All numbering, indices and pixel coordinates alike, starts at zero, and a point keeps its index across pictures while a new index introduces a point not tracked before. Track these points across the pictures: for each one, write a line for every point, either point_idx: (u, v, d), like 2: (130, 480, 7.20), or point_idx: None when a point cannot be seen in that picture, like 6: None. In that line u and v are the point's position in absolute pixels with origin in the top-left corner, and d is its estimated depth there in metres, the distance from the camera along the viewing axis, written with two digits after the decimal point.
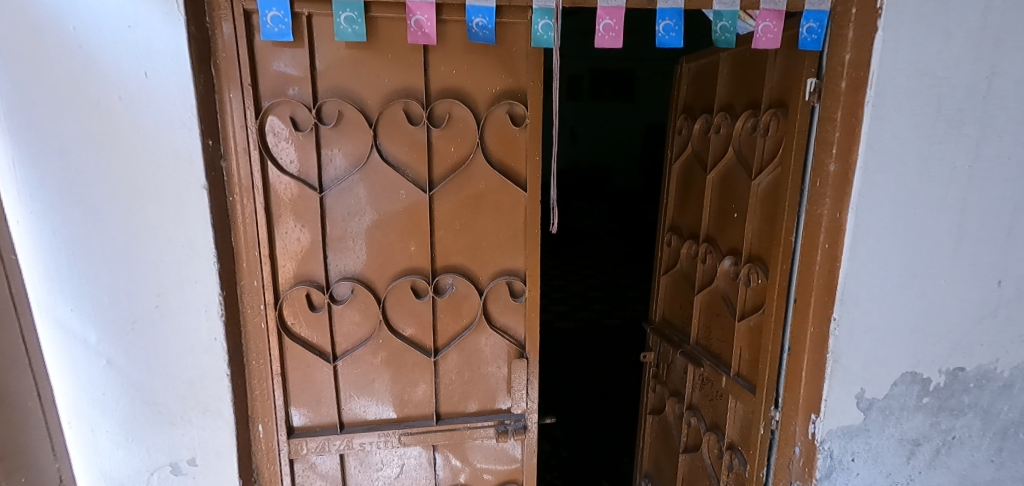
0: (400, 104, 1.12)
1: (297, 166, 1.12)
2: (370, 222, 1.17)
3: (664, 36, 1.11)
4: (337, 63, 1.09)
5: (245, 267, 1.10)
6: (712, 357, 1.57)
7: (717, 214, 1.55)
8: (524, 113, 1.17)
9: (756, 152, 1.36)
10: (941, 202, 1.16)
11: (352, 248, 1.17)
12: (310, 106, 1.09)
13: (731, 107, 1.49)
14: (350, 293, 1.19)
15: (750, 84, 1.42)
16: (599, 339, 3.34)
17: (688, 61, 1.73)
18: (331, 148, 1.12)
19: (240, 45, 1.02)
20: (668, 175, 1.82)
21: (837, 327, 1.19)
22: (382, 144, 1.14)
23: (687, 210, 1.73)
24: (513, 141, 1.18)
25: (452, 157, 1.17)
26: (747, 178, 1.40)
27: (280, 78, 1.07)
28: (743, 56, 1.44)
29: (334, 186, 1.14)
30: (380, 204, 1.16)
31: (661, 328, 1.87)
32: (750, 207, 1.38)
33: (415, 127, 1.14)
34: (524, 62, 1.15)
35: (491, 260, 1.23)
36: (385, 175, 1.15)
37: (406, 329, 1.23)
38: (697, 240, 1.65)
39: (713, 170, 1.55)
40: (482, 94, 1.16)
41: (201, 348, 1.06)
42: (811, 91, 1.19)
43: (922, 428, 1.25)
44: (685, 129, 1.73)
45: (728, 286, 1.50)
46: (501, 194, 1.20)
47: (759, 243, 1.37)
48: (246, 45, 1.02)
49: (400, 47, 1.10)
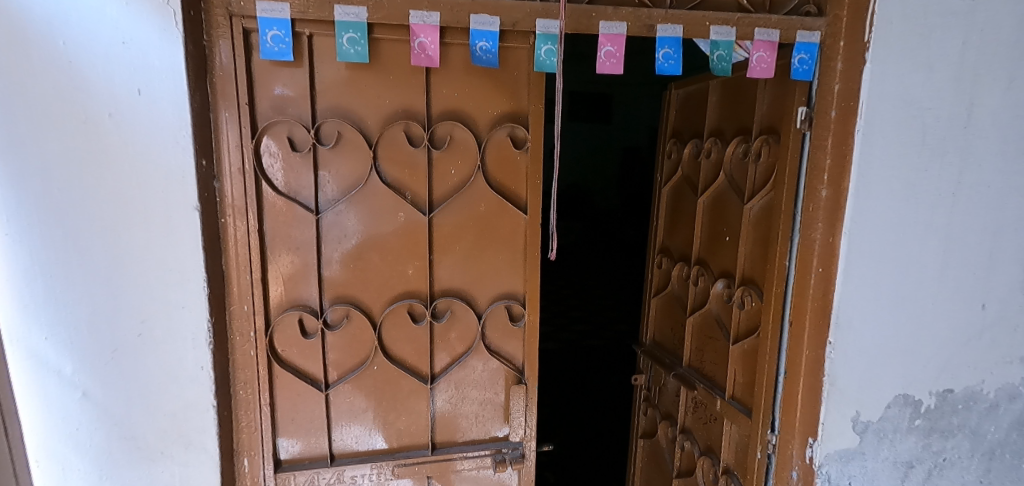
0: (400, 126, 1.11)
1: (292, 186, 1.08)
2: (367, 245, 1.14)
3: (663, 64, 1.12)
4: (337, 83, 1.07)
5: (235, 291, 1.05)
6: (705, 379, 1.58)
7: (708, 237, 1.57)
8: (525, 136, 1.16)
9: (748, 177, 1.39)
10: (929, 227, 1.19)
11: (347, 272, 1.14)
12: (309, 127, 1.07)
13: (721, 133, 1.52)
14: (344, 318, 1.15)
15: (740, 111, 1.45)
16: (583, 361, 3.33)
17: (677, 87, 1.77)
18: (328, 169, 1.10)
19: (237, 63, 0.99)
20: (658, 199, 1.84)
21: (832, 350, 1.21)
22: (382, 166, 1.11)
23: (677, 233, 1.75)
24: (513, 163, 1.17)
25: (452, 179, 1.15)
26: (739, 202, 1.43)
27: (278, 97, 1.05)
28: (733, 84, 1.48)
29: (330, 208, 1.11)
30: (378, 225, 1.13)
31: (652, 350, 1.87)
32: (742, 230, 1.40)
33: (415, 149, 1.12)
34: (525, 86, 1.15)
35: (490, 284, 1.21)
36: (384, 197, 1.12)
37: (402, 355, 1.19)
38: (688, 262, 1.67)
39: (704, 193, 1.58)
40: (483, 116, 1.15)
41: (187, 379, 1.00)
42: (801, 119, 1.20)
43: (914, 450, 1.27)
44: (675, 152, 1.76)
45: (721, 309, 1.51)
46: (501, 216, 1.19)
47: (752, 266, 1.39)
48: (242, 62, 0.99)
49: (400, 68, 1.09)
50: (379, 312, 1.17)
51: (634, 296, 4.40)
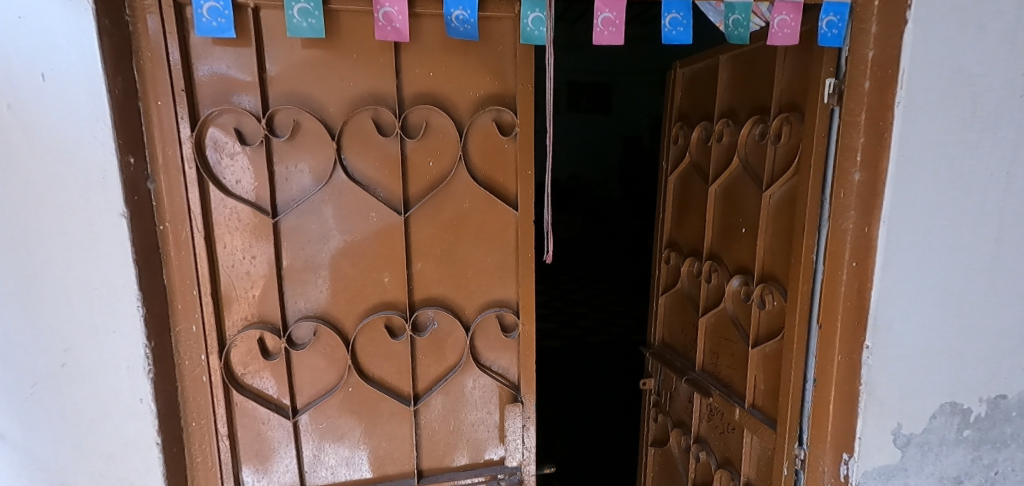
0: (369, 112, 0.96)
1: (244, 185, 0.94)
2: (335, 252, 0.99)
3: (670, 31, 0.97)
4: (293, 62, 0.92)
5: (180, 309, 0.90)
6: (722, 385, 1.45)
7: (721, 229, 1.44)
8: (513, 121, 1.01)
9: (767, 162, 1.24)
10: (979, 214, 1.04)
11: (314, 282, 0.99)
12: (259, 116, 0.91)
13: (735, 114, 1.38)
14: (312, 336, 1.00)
15: (757, 87, 1.30)
16: (588, 359, 3.21)
17: (681, 65, 1.62)
18: (285, 165, 0.95)
19: (169, 42, 0.84)
20: (665, 189, 1.70)
21: (869, 355, 1.07)
22: (349, 159, 0.96)
23: (686, 225, 1.61)
24: (500, 153, 1.02)
25: (430, 172, 1.00)
26: (757, 189, 1.28)
27: (223, 83, 0.90)
28: (747, 56, 1.33)
29: (289, 210, 0.96)
30: (346, 227, 0.98)
31: (661, 353, 1.73)
32: (761, 220, 1.26)
33: (387, 139, 0.97)
34: (511, 63, 1.00)
35: (478, 291, 1.07)
36: (353, 196, 0.97)
37: (381, 374, 1.05)
38: (700, 257, 1.53)
39: (716, 181, 1.44)
40: (464, 98, 1.00)
41: (123, 414, 0.86)
42: (830, 92, 1.04)
43: (962, 464, 1.13)
44: (681, 137, 1.61)
45: (738, 308, 1.37)
46: (488, 213, 1.04)
47: (773, 261, 1.25)
48: (177, 41, 0.85)
49: (365, 44, 0.94)
50: (352, 327, 1.02)
51: (638, 289, 4.27)
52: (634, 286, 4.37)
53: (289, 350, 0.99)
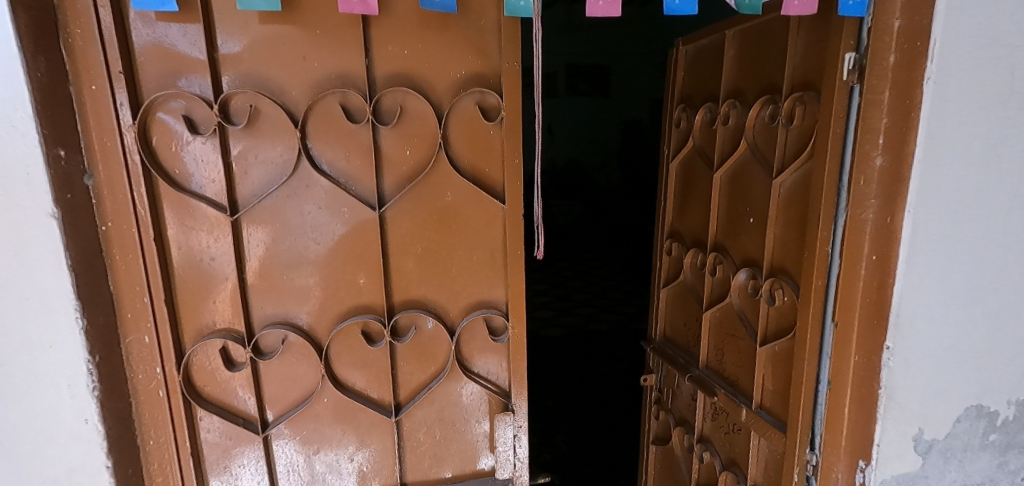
0: (337, 96, 0.86)
1: (198, 180, 0.84)
2: (306, 251, 0.90)
3: (672, 1, 0.87)
4: (249, 40, 0.83)
5: (130, 318, 0.81)
6: (727, 383, 1.37)
7: (727, 218, 1.35)
8: (497, 104, 0.92)
9: (778, 146, 1.15)
10: (1013, 201, 0.94)
11: (281, 286, 0.90)
12: (211, 102, 0.81)
13: (743, 94, 1.28)
14: (281, 344, 0.91)
15: (766, 65, 1.20)
16: (588, 349, 3.13)
17: (684, 43, 1.52)
18: (244, 157, 0.85)
19: (105, 17, 0.75)
20: (666, 175, 1.60)
21: (889, 356, 0.98)
22: (316, 148, 0.87)
23: (689, 213, 1.52)
24: (486, 140, 0.93)
25: (407, 162, 0.91)
26: (767, 176, 1.19)
27: (170, 64, 0.80)
28: (755, 32, 1.23)
29: (250, 207, 0.86)
30: (315, 225, 0.89)
31: (663, 347, 1.65)
32: (771, 210, 1.17)
33: (357, 126, 0.87)
34: (495, 40, 0.91)
35: (463, 291, 0.98)
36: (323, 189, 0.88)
37: (358, 384, 0.96)
38: (704, 248, 1.44)
39: (721, 167, 1.34)
40: (443, 79, 0.90)
41: (67, 436, 0.77)
42: (850, 68, 0.95)
43: (987, 470, 1.05)
44: (684, 121, 1.51)
45: (745, 303, 1.29)
46: (472, 206, 0.94)
47: (783, 253, 1.16)
48: (113, 15, 0.75)
49: (330, 19, 0.84)
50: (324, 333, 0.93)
51: (638, 275, 4.18)
52: (634, 272, 4.28)
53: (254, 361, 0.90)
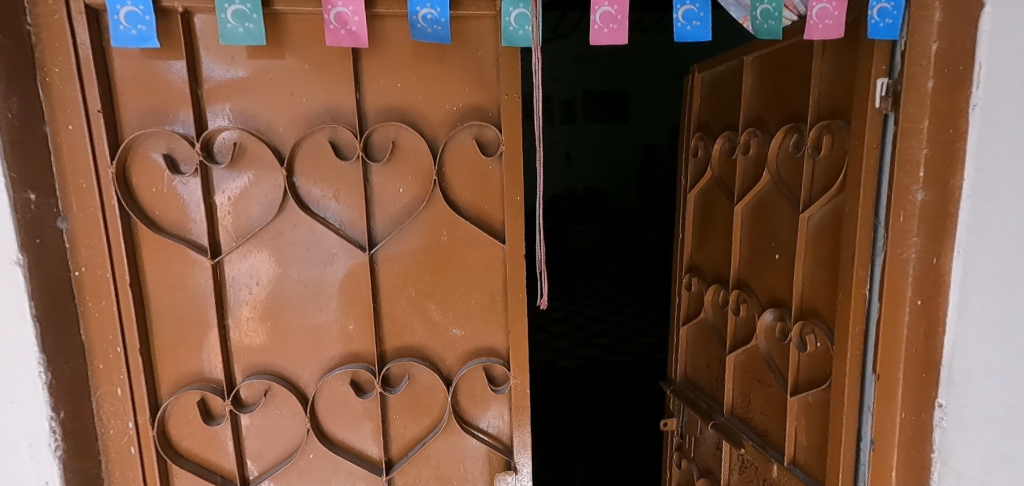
0: (326, 131, 0.83)
1: (178, 221, 0.82)
2: (295, 294, 0.87)
3: (683, 26, 0.81)
4: (245, 72, 0.81)
5: (101, 369, 0.79)
6: (756, 435, 1.25)
7: (750, 253, 1.26)
8: (495, 138, 0.86)
9: (804, 177, 1.06)
10: None
11: (274, 330, 0.87)
12: (193, 140, 0.79)
13: (763, 122, 1.21)
14: (263, 396, 0.87)
15: (788, 91, 1.13)
16: (607, 382, 2.99)
17: (699, 69, 1.45)
18: (225, 196, 0.82)
19: (88, 61, 0.74)
20: (684, 206, 1.52)
21: (942, 415, 0.90)
22: (302, 184, 0.84)
23: (709, 247, 1.43)
24: (483, 177, 0.87)
25: (399, 201, 0.86)
26: (793, 209, 1.10)
27: (151, 103, 0.79)
28: (776, 58, 1.16)
29: (232, 249, 0.83)
30: (300, 267, 0.86)
31: (684, 389, 1.54)
32: (798, 246, 1.08)
33: (347, 163, 0.84)
34: (493, 70, 0.86)
35: (461, 338, 0.91)
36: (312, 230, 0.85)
37: (347, 437, 0.90)
38: (725, 285, 1.35)
39: (742, 200, 1.26)
40: (438, 112, 0.86)
41: None
42: (882, 95, 0.88)
43: None
44: (701, 150, 1.44)
45: (772, 347, 1.19)
46: (470, 248, 0.88)
47: (814, 293, 1.06)
48: (94, 59, 0.74)
49: (319, 54, 0.82)
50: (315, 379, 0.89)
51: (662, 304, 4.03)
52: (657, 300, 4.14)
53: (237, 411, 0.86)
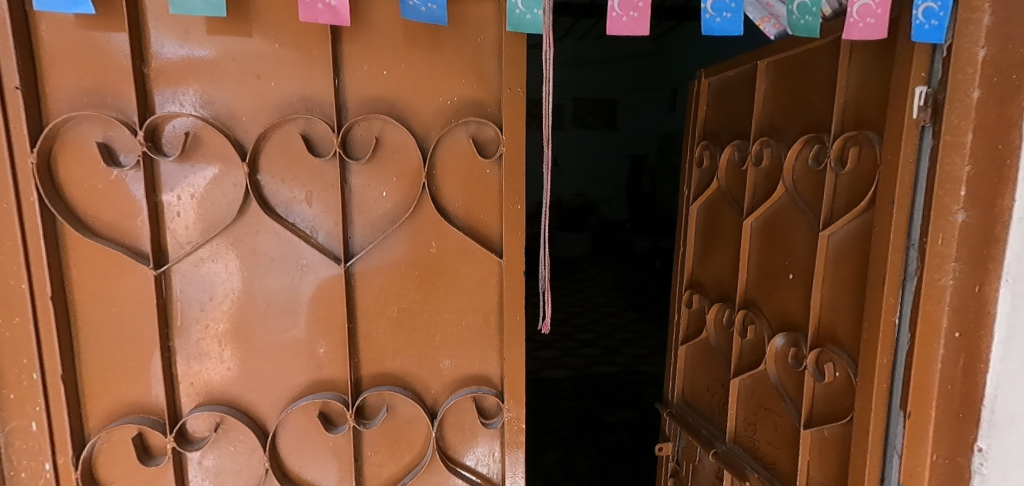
0: (299, 122, 0.79)
1: (118, 220, 0.78)
2: (251, 306, 0.82)
3: (711, 18, 0.72)
4: (208, 51, 0.77)
5: (15, 395, 0.76)
6: (763, 467, 1.17)
7: (760, 271, 1.19)
8: (495, 137, 0.84)
9: (827, 193, 0.99)
10: None
11: (236, 335, 0.83)
12: (134, 129, 0.75)
13: (779, 131, 1.13)
14: (212, 431, 0.83)
15: (810, 99, 1.05)
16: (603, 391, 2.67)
17: (707, 75, 1.37)
18: (173, 196, 0.79)
19: (14, 44, 0.72)
20: (687, 219, 1.44)
21: (982, 461, 0.82)
22: (264, 180, 0.80)
23: (713, 263, 1.35)
24: (481, 179, 0.84)
25: (381, 205, 0.83)
26: (813, 227, 1.02)
27: (85, 82, 0.75)
28: (800, 62, 1.08)
29: (178, 255, 0.79)
30: (259, 277, 0.82)
31: (682, 413, 1.45)
32: (817, 266, 1.00)
33: (322, 162, 0.81)
34: (495, 61, 0.83)
35: (443, 352, 0.87)
36: (272, 238, 0.81)
37: (317, 472, 0.86)
38: (731, 304, 1.27)
39: (753, 214, 1.18)
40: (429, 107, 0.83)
41: None
42: (920, 105, 0.80)
43: None
44: (706, 160, 1.36)
45: (782, 373, 1.11)
46: (458, 261, 0.85)
47: (833, 318, 0.99)
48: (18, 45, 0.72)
49: (298, 38, 0.79)
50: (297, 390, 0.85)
51: None
52: None
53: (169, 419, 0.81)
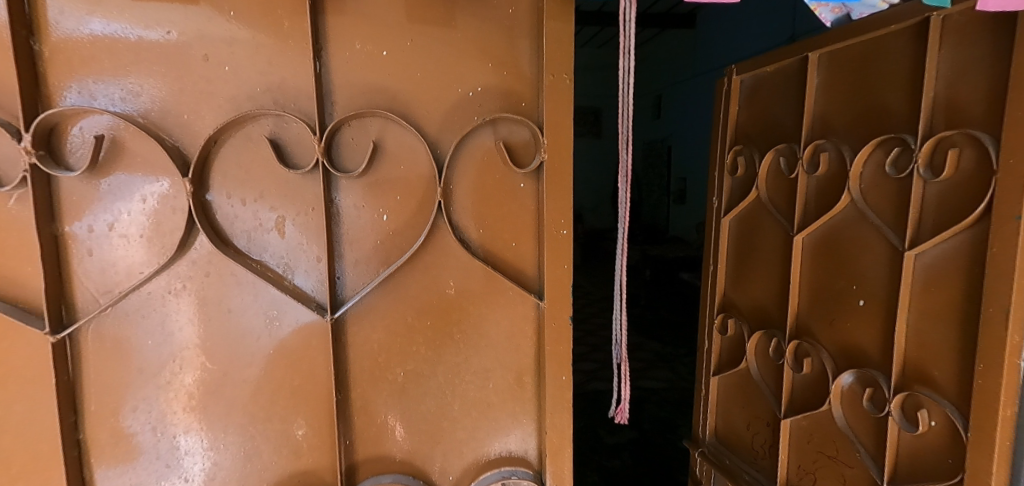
0: (269, 122, 0.78)
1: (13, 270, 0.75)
2: (185, 362, 0.81)
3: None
4: (160, 36, 0.75)
5: None
6: None
7: (815, 297, 1.01)
8: (522, 145, 0.84)
9: (915, 204, 0.82)
10: None
11: (153, 384, 0.80)
12: (17, 136, 0.72)
13: (837, 132, 0.96)
14: None
15: (881, 94, 0.88)
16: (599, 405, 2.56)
17: (740, 71, 1.20)
18: (85, 238, 0.77)
19: None
20: (717, 234, 1.26)
21: None
22: (217, 203, 0.79)
23: (750, 285, 1.17)
24: (510, 194, 0.85)
25: (383, 227, 0.83)
26: (893, 245, 0.86)
27: None
28: (861, 54, 0.91)
29: (90, 313, 0.77)
30: (201, 329, 0.80)
31: (716, 454, 1.27)
32: (902, 292, 0.84)
33: (302, 176, 0.80)
34: (531, 51, 0.84)
35: (461, 382, 0.87)
36: (215, 290, 0.80)
37: None
38: (778, 333, 1.09)
39: (806, 230, 1.01)
40: (433, 105, 0.82)
41: None
42: None
43: None
44: (741, 167, 1.18)
45: (851, 417, 0.94)
46: (479, 302, 0.86)
47: (925, 355, 0.82)
48: None
49: (268, 19, 0.77)
50: (329, 448, 0.84)
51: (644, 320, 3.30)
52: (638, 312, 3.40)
53: (85, 452, 0.80)
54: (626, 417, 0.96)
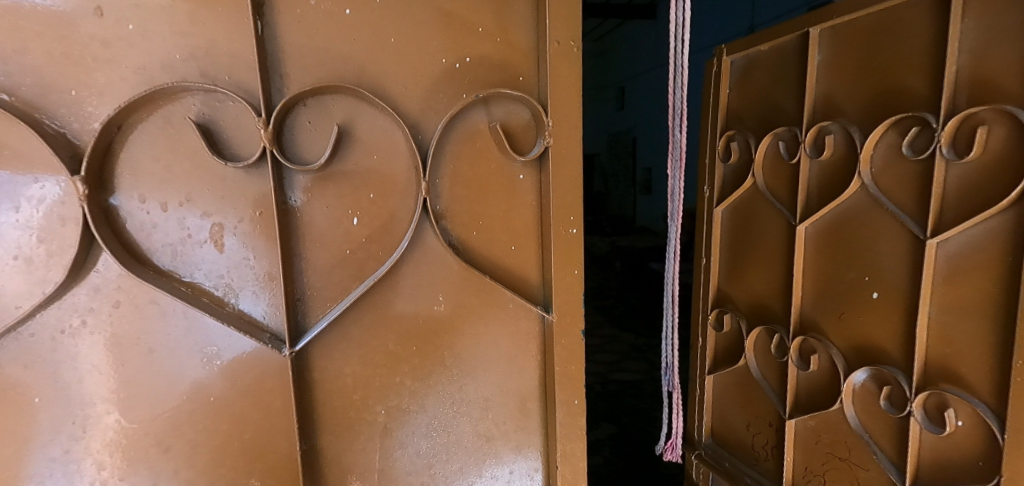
0: (189, 103, 0.68)
1: None
2: (81, 414, 0.70)
3: None
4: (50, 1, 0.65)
5: None
6: None
7: (819, 290, 0.95)
8: (520, 130, 0.78)
9: (940, 187, 0.75)
10: None
11: (42, 441, 0.70)
12: None
13: (841, 113, 0.89)
14: None
15: (891, 71, 0.81)
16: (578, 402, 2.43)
17: (729, 52, 1.11)
18: None
19: None
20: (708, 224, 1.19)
21: None
22: (124, 207, 0.69)
23: (746, 279, 1.10)
24: (509, 183, 0.79)
25: (350, 231, 0.74)
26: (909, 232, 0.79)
27: None
28: (871, 27, 0.84)
29: None
30: (105, 371, 0.70)
31: (714, 455, 1.20)
32: (924, 282, 0.77)
33: (249, 174, 0.71)
34: (531, 24, 0.78)
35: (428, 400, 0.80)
36: (122, 325, 0.70)
37: None
38: (777, 330, 1.02)
39: (807, 219, 0.94)
40: (410, 79, 0.74)
41: None
42: None
43: None
44: (734, 153, 1.11)
45: (864, 417, 0.88)
46: (473, 321, 0.80)
47: (946, 348, 0.77)
48: None
49: None
50: (303, 481, 0.74)
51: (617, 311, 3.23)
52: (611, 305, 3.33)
53: None
54: (675, 453, 1.26)
